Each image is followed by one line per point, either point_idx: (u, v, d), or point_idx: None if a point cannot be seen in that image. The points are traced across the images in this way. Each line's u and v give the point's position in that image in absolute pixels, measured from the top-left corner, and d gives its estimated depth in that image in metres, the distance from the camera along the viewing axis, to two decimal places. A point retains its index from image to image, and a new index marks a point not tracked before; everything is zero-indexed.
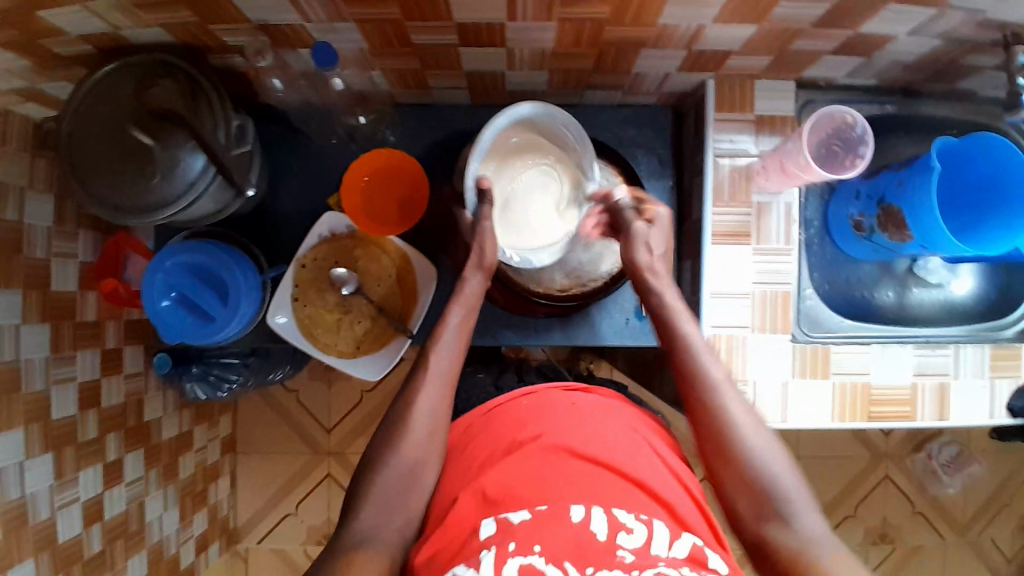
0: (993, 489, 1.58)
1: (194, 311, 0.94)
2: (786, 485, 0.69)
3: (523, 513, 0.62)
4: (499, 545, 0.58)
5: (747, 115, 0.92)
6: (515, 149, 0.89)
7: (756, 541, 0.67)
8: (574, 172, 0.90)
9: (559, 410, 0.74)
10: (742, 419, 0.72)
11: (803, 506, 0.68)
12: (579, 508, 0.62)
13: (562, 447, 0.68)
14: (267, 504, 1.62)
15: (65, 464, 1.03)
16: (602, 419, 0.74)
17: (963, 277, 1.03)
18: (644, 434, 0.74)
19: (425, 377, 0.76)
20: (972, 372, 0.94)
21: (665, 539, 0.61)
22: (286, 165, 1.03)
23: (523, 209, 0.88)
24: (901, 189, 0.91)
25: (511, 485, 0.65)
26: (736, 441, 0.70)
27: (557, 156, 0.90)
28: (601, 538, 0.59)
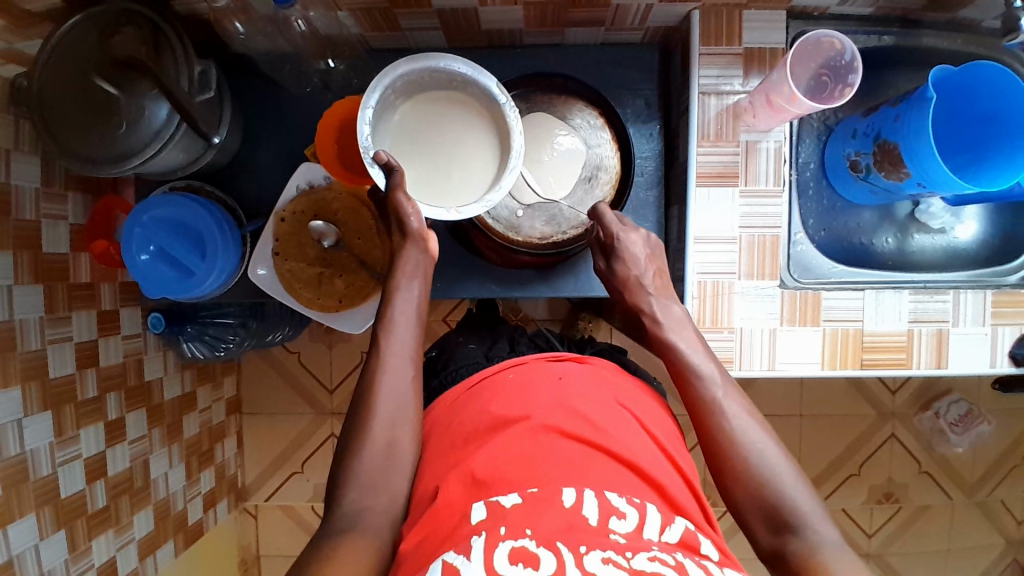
0: (1002, 449, 1.54)
1: (175, 266, 0.93)
2: (798, 497, 0.63)
3: (513, 497, 0.59)
4: (490, 529, 0.55)
5: (736, 48, 0.87)
6: (414, 112, 0.80)
7: (773, 553, 0.62)
8: (492, 108, 0.80)
9: (546, 386, 0.72)
10: (744, 430, 0.67)
11: (816, 515, 0.62)
12: (571, 491, 0.59)
13: (551, 427, 0.65)
14: (273, 463, 1.65)
15: (64, 421, 1.05)
16: (590, 393, 0.71)
17: (968, 221, 0.98)
18: (634, 412, 0.71)
19: (386, 357, 0.71)
20: (972, 319, 0.89)
21: (657, 523, 0.58)
22: (263, 118, 1.00)
23: (446, 165, 0.79)
24: (897, 125, 0.85)
25: (500, 466, 0.62)
26: (742, 456, 0.65)
27: (468, 100, 0.81)
28: (594, 522, 0.56)
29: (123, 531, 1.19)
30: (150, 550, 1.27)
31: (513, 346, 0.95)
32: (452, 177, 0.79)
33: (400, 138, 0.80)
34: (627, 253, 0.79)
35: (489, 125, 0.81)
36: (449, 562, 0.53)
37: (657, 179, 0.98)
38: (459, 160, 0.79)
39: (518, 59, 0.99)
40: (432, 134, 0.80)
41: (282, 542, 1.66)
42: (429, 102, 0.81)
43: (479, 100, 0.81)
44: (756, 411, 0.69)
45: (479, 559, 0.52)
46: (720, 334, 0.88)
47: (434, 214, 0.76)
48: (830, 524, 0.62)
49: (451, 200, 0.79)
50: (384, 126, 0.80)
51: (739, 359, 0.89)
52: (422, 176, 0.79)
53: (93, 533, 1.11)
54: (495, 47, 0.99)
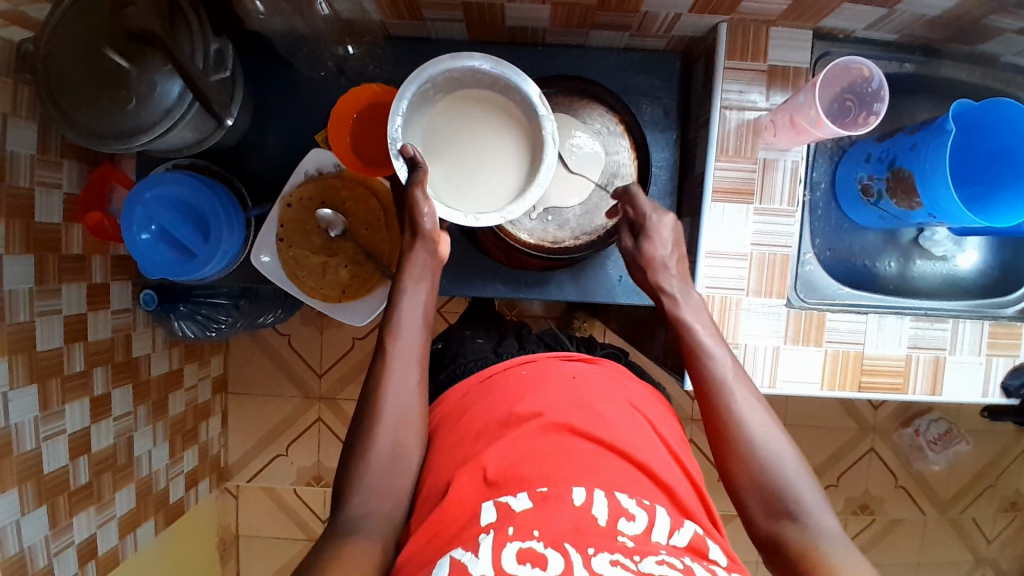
0: (976, 469, 1.58)
1: (176, 246, 0.90)
2: (799, 487, 0.63)
3: (523, 499, 0.58)
4: (497, 528, 0.56)
5: (760, 65, 0.87)
6: (450, 109, 0.79)
7: (768, 537, 0.63)
8: (529, 124, 0.79)
9: (559, 384, 0.72)
10: (749, 414, 0.67)
11: (815, 504, 0.63)
12: (581, 490, 0.59)
13: (563, 425, 0.65)
14: (257, 444, 1.64)
15: (50, 396, 1.02)
16: (603, 395, 0.71)
17: (970, 251, 1.00)
18: (644, 414, 0.72)
19: (391, 364, 0.70)
20: (969, 348, 0.91)
21: (666, 526, 0.58)
22: (273, 97, 0.98)
23: (475, 171, 0.79)
24: (913, 153, 0.86)
25: (512, 464, 0.62)
26: (749, 443, 0.65)
27: (506, 108, 0.79)
28: (602, 522, 0.56)
29: (104, 508, 1.17)
30: (131, 527, 1.25)
31: (521, 343, 0.95)
32: (475, 182, 0.78)
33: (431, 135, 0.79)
34: (655, 233, 0.76)
35: (525, 139, 0.80)
36: (455, 560, 0.54)
37: (670, 189, 0.99)
38: (488, 171, 0.79)
39: (539, 57, 0.98)
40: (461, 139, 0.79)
41: (263, 523, 1.65)
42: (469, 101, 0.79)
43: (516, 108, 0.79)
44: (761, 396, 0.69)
45: (487, 558, 0.52)
46: (723, 348, 0.89)
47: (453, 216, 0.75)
48: (830, 513, 0.62)
49: (471, 206, 0.78)
50: (417, 118, 0.79)
51: (740, 375, 0.89)
52: (446, 179, 0.78)
53: (75, 510, 1.09)
54: (516, 43, 0.97)
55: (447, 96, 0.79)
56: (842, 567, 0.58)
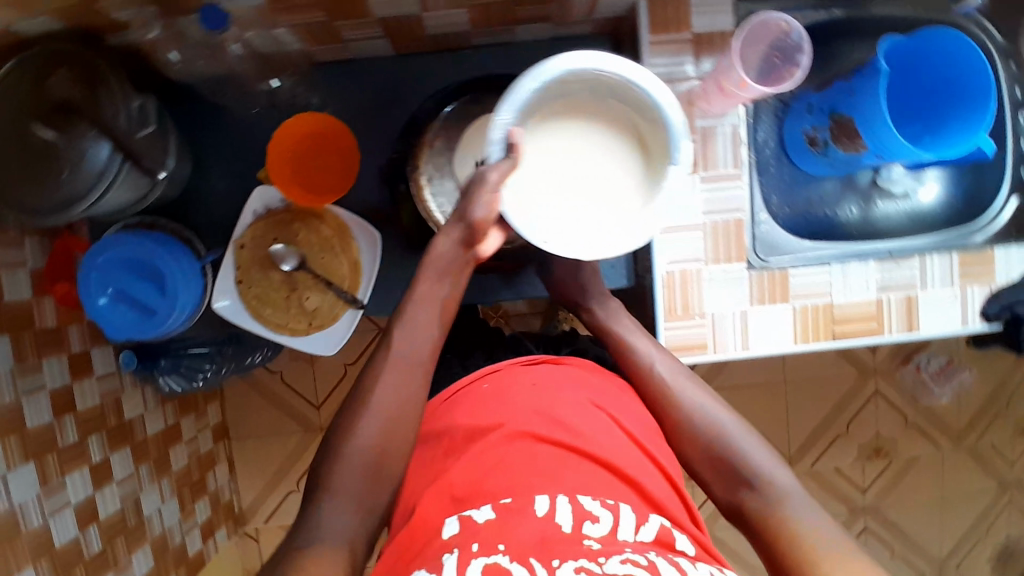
0: (985, 396, 1.57)
1: (136, 305, 0.90)
2: (746, 453, 0.70)
3: (486, 511, 0.59)
4: (462, 547, 0.56)
5: (684, 35, 0.86)
6: (564, 112, 0.77)
7: (730, 507, 0.68)
8: (615, 154, 0.78)
9: (521, 393, 0.71)
10: (686, 399, 0.75)
11: (766, 464, 0.68)
12: (543, 500, 0.59)
13: (525, 433, 0.66)
14: (268, 482, 1.64)
15: (48, 470, 1.03)
16: (565, 396, 0.71)
17: (929, 184, 0.99)
18: (608, 411, 0.71)
19: (391, 360, 0.71)
20: (940, 281, 0.90)
21: (631, 523, 0.59)
22: (213, 143, 0.98)
23: (533, 195, 0.76)
24: (853, 99, 0.84)
25: (477, 480, 0.62)
26: (698, 426, 0.73)
27: (582, 132, 0.77)
28: (567, 529, 0.57)
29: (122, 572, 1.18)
30: None
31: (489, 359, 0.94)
32: (551, 194, 0.76)
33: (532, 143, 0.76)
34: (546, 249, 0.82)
35: (623, 164, 0.78)
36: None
37: None
38: (558, 194, 0.76)
39: (468, 60, 0.98)
40: (557, 153, 0.76)
41: None
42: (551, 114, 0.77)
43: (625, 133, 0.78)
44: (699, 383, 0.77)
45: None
46: (691, 321, 0.89)
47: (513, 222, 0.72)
48: (782, 472, 0.67)
49: (547, 219, 0.75)
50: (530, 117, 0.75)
51: (712, 344, 0.89)
52: (551, 189, 0.76)
53: None
54: (444, 50, 0.97)
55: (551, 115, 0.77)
56: (798, 521, 0.63)
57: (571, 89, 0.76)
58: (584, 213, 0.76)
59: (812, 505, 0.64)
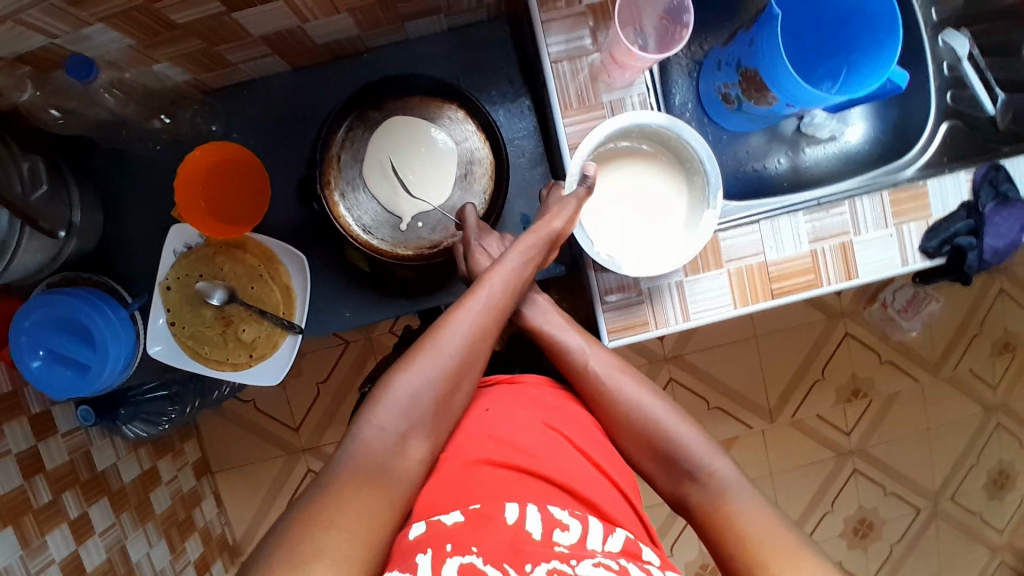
0: (957, 323, 1.56)
1: (70, 363, 0.89)
2: (696, 449, 0.72)
3: (455, 514, 0.57)
4: (435, 547, 0.53)
5: (576, 7, 0.83)
6: (668, 159, 0.84)
7: (676, 497, 0.72)
8: (696, 208, 0.83)
9: (475, 423, 0.69)
10: (640, 402, 0.76)
11: (710, 456, 0.72)
12: (513, 508, 0.58)
13: (482, 458, 0.64)
14: (260, 509, 1.62)
15: (27, 532, 1.02)
16: (520, 415, 0.69)
17: (855, 124, 0.97)
18: (562, 432, 0.70)
19: (433, 346, 0.70)
20: (873, 224, 0.88)
21: (599, 534, 0.59)
22: (122, 188, 0.95)
23: (649, 233, 0.83)
24: (753, 49, 0.82)
25: (439, 502, 0.61)
26: (645, 430, 0.74)
27: (694, 188, 0.83)
28: (537, 536, 0.56)
29: None
30: None
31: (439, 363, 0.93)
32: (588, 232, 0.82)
33: (659, 181, 0.84)
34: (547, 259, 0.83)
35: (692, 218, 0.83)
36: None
37: (539, 155, 0.95)
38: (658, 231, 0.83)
39: (368, 65, 0.94)
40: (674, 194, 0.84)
41: None
42: (660, 162, 0.84)
43: (698, 190, 0.83)
44: (652, 386, 0.78)
45: None
46: (628, 301, 0.87)
47: (580, 241, 0.81)
48: (727, 465, 0.71)
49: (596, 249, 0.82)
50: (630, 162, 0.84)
51: (654, 320, 0.88)
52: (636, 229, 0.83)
53: None
54: (341, 58, 0.94)
55: (638, 159, 0.84)
56: (746, 509, 0.67)
57: (659, 138, 0.83)
58: (666, 240, 0.82)
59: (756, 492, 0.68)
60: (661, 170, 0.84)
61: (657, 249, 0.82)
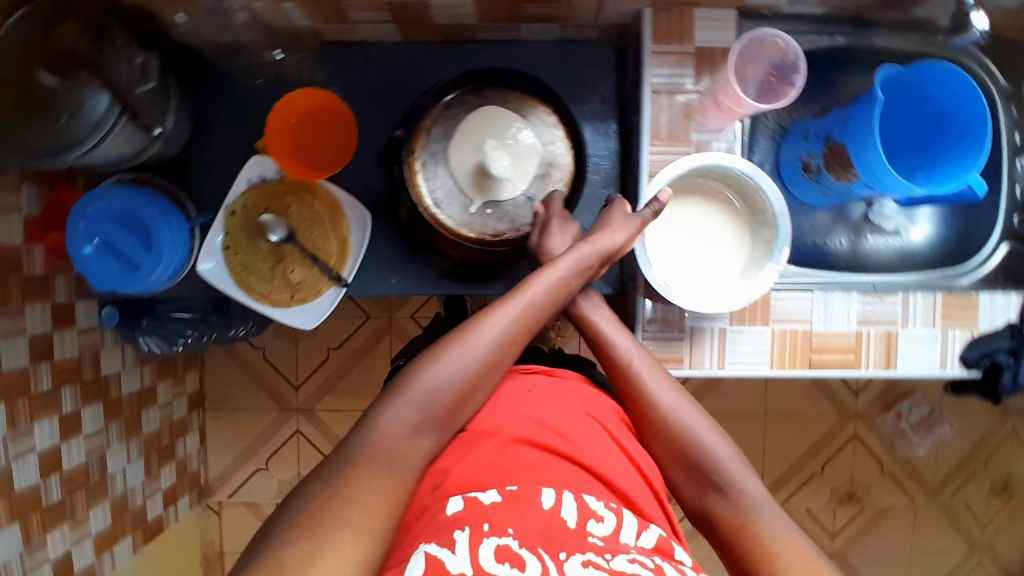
0: (965, 452, 1.55)
1: (120, 258, 0.90)
2: (728, 465, 0.71)
3: (492, 493, 0.59)
4: (472, 526, 0.55)
5: (687, 47, 0.86)
6: (741, 205, 0.85)
7: (699, 511, 0.72)
8: (758, 259, 0.83)
9: (515, 399, 0.70)
10: (677, 410, 0.74)
11: (741, 475, 0.71)
12: (549, 493, 0.60)
13: (520, 436, 0.65)
14: (238, 458, 1.63)
15: (17, 414, 1.03)
16: (560, 403, 0.70)
17: (921, 223, 0.99)
18: (602, 424, 0.71)
19: (468, 340, 0.69)
20: (921, 321, 0.89)
21: (632, 529, 0.61)
22: (215, 109, 0.98)
23: (706, 273, 0.84)
24: (847, 126, 0.84)
25: (476, 474, 0.62)
26: (679, 439, 0.73)
27: (760, 239, 0.83)
28: (572, 524, 0.58)
29: (78, 526, 1.17)
30: (108, 543, 1.26)
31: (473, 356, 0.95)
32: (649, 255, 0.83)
33: (726, 226, 0.85)
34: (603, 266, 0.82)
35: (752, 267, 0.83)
36: (432, 556, 0.53)
37: (613, 177, 0.98)
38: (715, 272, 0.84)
39: (475, 54, 0.98)
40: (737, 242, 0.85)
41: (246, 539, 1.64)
42: (732, 207, 0.85)
43: (763, 241, 0.83)
44: (690, 397, 0.77)
45: (464, 555, 0.53)
46: (669, 334, 0.88)
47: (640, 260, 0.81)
48: (758, 485, 0.70)
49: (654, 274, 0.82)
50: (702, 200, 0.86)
51: (689, 359, 0.89)
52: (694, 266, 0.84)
53: (47, 528, 1.10)
54: (452, 42, 0.98)
55: (711, 201, 0.86)
56: (774, 535, 0.66)
57: (738, 183, 0.84)
58: (722, 284, 0.83)
59: (783, 516, 0.67)
60: (731, 215, 0.85)
61: (711, 289, 0.82)
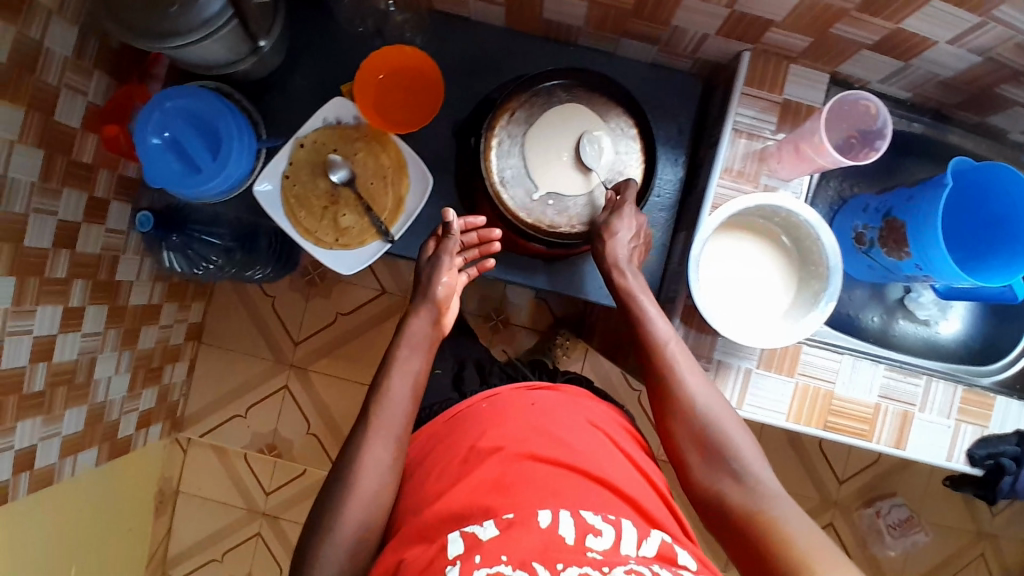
0: (932, 564, 1.55)
1: (183, 160, 0.91)
2: (741, 447, 0.75)
3: (489, 526, 0.62)
4: (464, 558, 0.59)
5: (775, 97, 0.90)
6: (792, 250, 0.86)
7: (713, 494, 0.74)
8: (803, 302, 0.84)
9: (517, 415, 0.76)
10: (698, 393, 0.78)
11: (755, 461, 0.74)
12: (546, 513, 0.62)
13: (524, 453, 0.70)
14: (218, 400, 1.61)
15: (25, 292, 0.96)
16: (561, 419, 0.76)
17: (952, 319, 1.01)
18: (604, 431, 0.78)
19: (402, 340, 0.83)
20: (938, 410, 0.91)
21: (634, 539, 0.63)
22: (310, 47, 1.01)
23: (749, 307, 0.85)
24: (909, 205, 0.87)
25: (477, 495, 0.65)
26: (695, 419, 0.77)
27: (807, 284, 0.85)
28: (571, 540, 0.60)
29: (52, 422, 1.11)
30: (73, 450, 1.20)
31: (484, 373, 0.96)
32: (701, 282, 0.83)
33: (775, 265, 0.87)
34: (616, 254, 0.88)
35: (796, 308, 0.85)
36: None
37: (671, 203, 1.02)
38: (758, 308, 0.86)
39: (569, 58, 1.02)
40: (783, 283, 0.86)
41: (207, 484, 1.61)
42: (784, 250, 0.87)
43: (813, 286, 0.84)
44: (710, 381, 0.81)
45: None
46: (696, 362, 0.89)
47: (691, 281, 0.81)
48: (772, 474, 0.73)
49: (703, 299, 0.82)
50: (756, 239, 0.87)
51: None
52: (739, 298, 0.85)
53: (22, 415, 1.03)
54: (549, 40, 1.01)
55: (763, 240, 0.87)
56: (791, 522, 0.68)
57: (795, 231, 0.85)
58: (764, 321, 0.84)
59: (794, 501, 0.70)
60: (781, 257, 0.87)
61: (754, 322, 0.84)
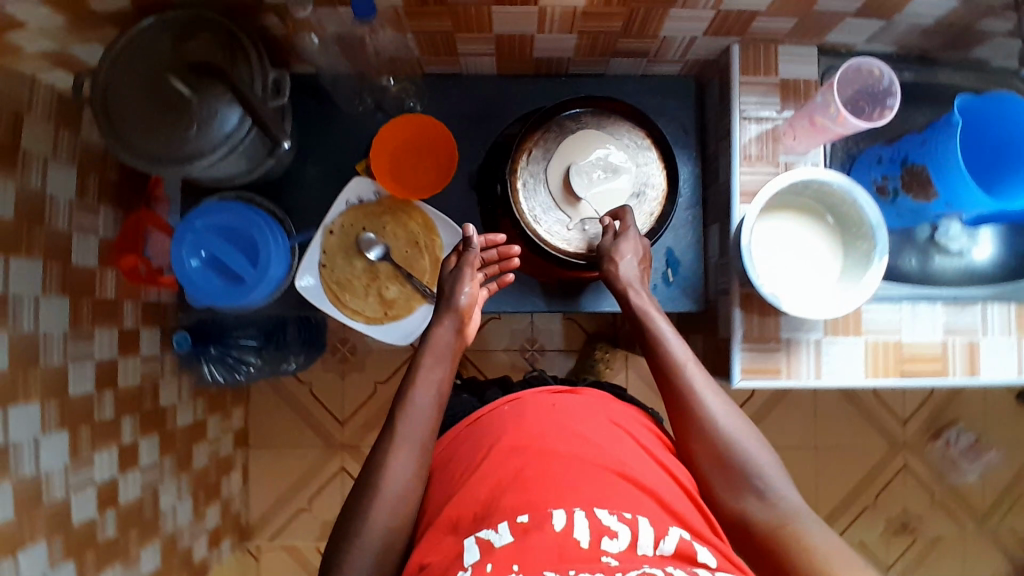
0: (1010, 480, 1.57)
1: (224, 273, 0.92)
2: (760, 464, 0.72)
3: (503, 530, 0.61)
4: (478, 566, 0.59)
5: (772, 79, 0.94)
6: (832, 221, 0.90)
7: (734, 514, 0.72)
8: (853, 269, 0.87)
9: (541, 415, 0.74)
10: (716, 407, 0.76)
11: (780, 481, 0.71)
12: (560, 515, 0.61)
13: (548, 453, 0.68)
14: (281, 499, 1.58)
15: (80, 442, 0.93)
16: (584, 417, 0.74)
17: (983, 243, 0.98)
18: (625, 429, 0.75)
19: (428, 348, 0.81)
20: (1000, 330, 0.94)
21: (650, 537, 0.61)
22: (316, 136, 1.03)
23: (804, 284, 0.88)
24: (924, 148, 0.91)
25: (494, 499, 0.64)
26: (714, 436, 0.74)
27: (852, 251, 0.88)
28: (585, 545, 0.59)
29: (130, 565, 1.07)
30: None
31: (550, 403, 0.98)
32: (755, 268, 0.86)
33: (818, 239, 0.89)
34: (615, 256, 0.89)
35: (847, 276, 0.88)
36: None
37: (696, 200, 1.04)
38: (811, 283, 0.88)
39: (564, 88, 1.05)
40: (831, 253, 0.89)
41: None
42: (824, 223, 0.90)
43: (860, 251, 0.87)
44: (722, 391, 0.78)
45: None
46: (767, 346, 0.91)
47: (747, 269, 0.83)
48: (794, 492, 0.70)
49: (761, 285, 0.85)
50: (795, 217, 0.90)
51: (786, 370, 0.92)
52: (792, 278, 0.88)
53: (101, 566, 0.99)
54: (542, 75, 1.04)
55: (802, 216, 0.90)
56: (816, 539, 0.66)
57: (830, 199, 0.88)
58: (822, 294, 0.86)
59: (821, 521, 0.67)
60: (824, 229, 0.90)
61: (813, 297, 0.86)
